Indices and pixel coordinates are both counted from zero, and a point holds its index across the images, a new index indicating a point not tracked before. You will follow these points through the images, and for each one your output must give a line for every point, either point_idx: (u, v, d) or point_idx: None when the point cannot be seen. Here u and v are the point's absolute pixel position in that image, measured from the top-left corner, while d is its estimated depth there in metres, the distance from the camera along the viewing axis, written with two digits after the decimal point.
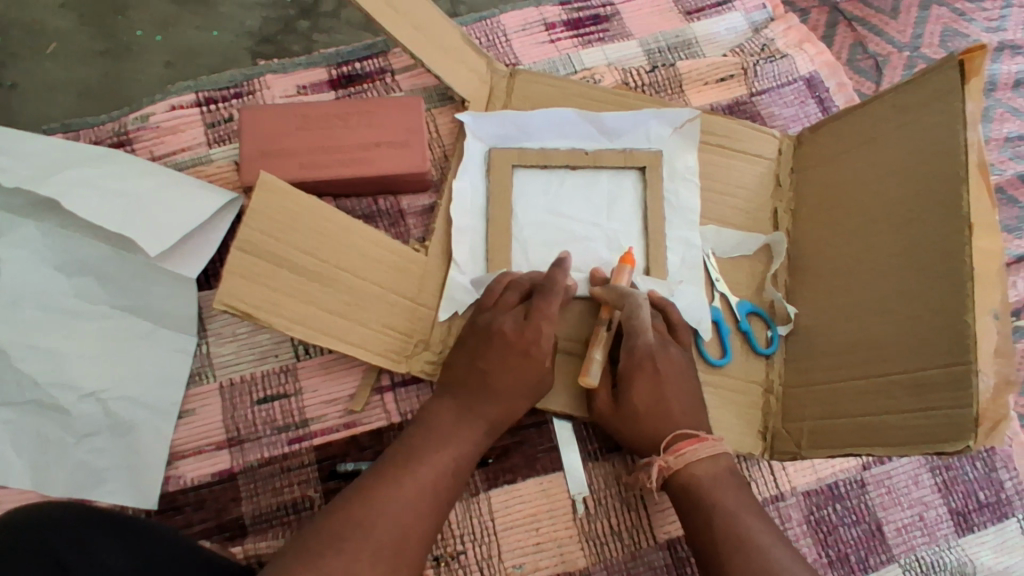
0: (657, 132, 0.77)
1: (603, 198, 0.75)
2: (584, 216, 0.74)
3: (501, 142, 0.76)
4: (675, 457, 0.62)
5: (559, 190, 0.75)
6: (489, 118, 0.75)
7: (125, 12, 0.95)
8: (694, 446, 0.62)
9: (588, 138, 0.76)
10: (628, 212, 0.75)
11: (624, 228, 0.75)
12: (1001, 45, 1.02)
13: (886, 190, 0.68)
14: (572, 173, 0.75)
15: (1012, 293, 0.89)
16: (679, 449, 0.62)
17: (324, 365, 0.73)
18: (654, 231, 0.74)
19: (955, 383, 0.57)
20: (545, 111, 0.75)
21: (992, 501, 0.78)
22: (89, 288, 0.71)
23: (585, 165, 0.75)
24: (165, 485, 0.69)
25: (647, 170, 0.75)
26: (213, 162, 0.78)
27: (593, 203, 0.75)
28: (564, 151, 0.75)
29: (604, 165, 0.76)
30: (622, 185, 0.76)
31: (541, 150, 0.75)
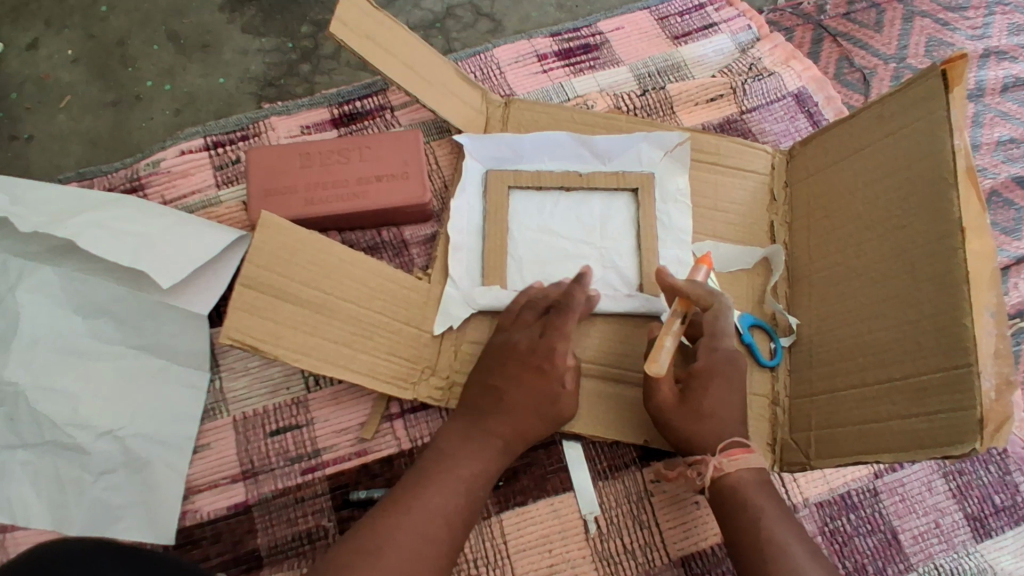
0: (648, 154, 0.79)
1: (597, 219, 0.78)
2: (579, 236, 0.77)
3: (499, 165, 0.79)
4: (728, 460, 0.62)
5: (554, 212, 0.78)
6: (487, 140, 0.78)
7: (135, 64, 0.99)
8: (747, 454, 0.63)
9: (580, 161, 0.79)
10: (621, 230, 0.78)
11: (618, 246, 0.77)
12: (987, 51, 1.03)
13: (877, 198, 0.69)
14: (568, 195, 0.78)
15: (1013, 295, 0.90)
16: (734, 453, 0.63)
17: (333, 395, 0.75)
18: (647, 247, 0.76)
19: (956, 386, 0.58)
20: (539, 135, 0.78)
21: (1009, 505, 0.77)
22: (105, 329, 0.74)
23: (579, 188, 0.78)
24: (182, 520, 0.70)
25: (640, 191, 0.78)
26: (223, 204, 0.81)
27: (588, 224, 0.78)
28: (559, 173, 0.78)
29: (599, 187, 0.78)
30: (616, 205, 0.78)
31: (537, 171, 0.78)
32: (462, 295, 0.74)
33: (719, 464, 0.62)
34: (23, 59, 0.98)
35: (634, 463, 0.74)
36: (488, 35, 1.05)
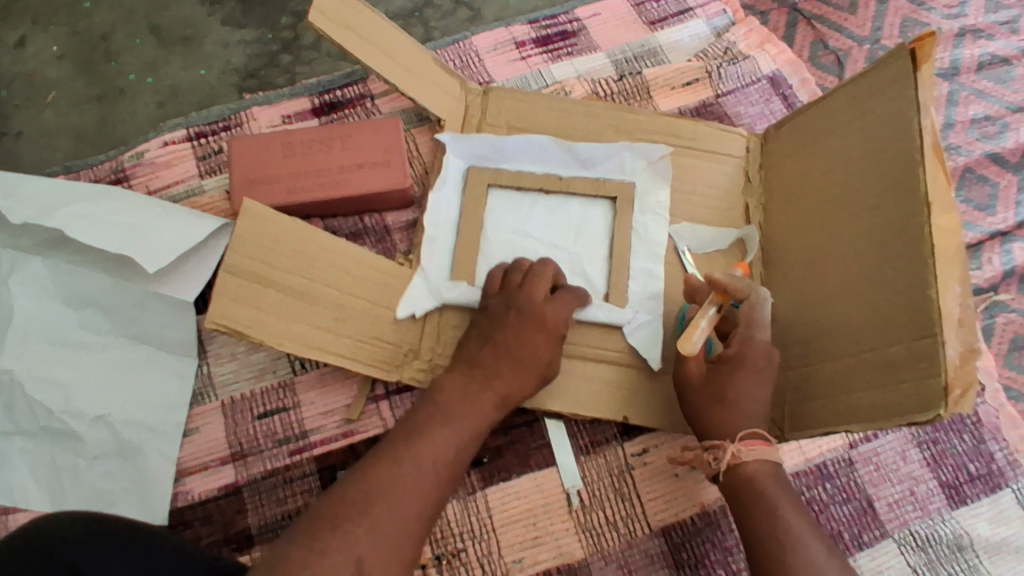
0: (632, 164, 0.80)
1: (574, 225, 0.79)
2: (552, 242, 0.78)
3: (479, 164, 0.79)
4: (747, 450, 0.62)
5: (530, 213, 0.79)
6: (467, 139, 0.79)
7: (117, 58, 1.00)
8: (765, 446, 0.63)
9: (562, 165, 0.80)
10: (597, 236, 0.79)
11: (591, 254, 0.78)
12: (962, 31, 1.05)
13: (848, 178, 0.71)
14: (547, 198, 0.79)
15: (987, 269, 0.92)
16: (753, 444, 0.63)
17: (319, 379, 0.76)
18: (624, 252, 0.78)
19: (922, 357, 0.59)
20: (522, 138, 0.78)
21: (983, 473, 0.79)
22: (94, 318, 0.75)
23: (559, 191, 0.79)
24: (174, 502, 0.71)
25: (620, 197, 0.79)
26: (206, 193, 0.82)
27: (564, 230, 0.79)
28: (540, 176, 0.79)
29: (577, 192, 0.79)
30: (594, 211, 0.79)
31: (517, 173, 0.79)
32: (428, 285, 0.74)
33: (737, 453, 0.62)
34: (8, 56, 0.99)
35: (615, 438, 0.76)
36: (467, 23, 1.06)
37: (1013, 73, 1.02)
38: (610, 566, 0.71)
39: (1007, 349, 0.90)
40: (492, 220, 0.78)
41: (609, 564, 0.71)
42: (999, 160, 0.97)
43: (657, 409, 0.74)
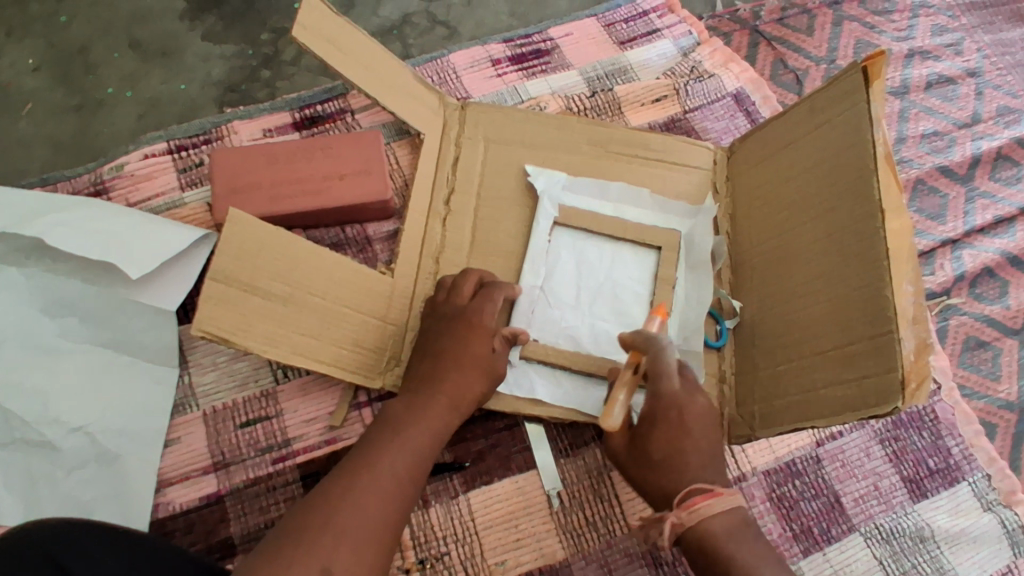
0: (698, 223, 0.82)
1: (599, 267, 0.81)
2: (571, 272, 0.80)
3: (575, 195, 0.82)
4: (689, 513, 0.59)
5: (571, 245, 0.81)
6: (556, 179, 0.82)
7: (94, 72, 1.00)
8: (710, 501, 0.59)
9: (637, 212, 0.83)
10: (618, 281, 0.80)
11: (598, 292, 0.80)
12: (911, 52, 1.12)
13: (808, 187, 0.75)
14: (596, 238, 0.82)
15: (939, 274, 0.97)
16: (693, 504, 0.59)
17: (302, 387, 0.77)
18: (627, 285, 0.80)
19: (880, 353, 0.63)
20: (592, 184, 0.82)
21: (942, 467, 0.83)
22: (73, 327, 0.75)
23: (607, 236, 0.82)
24: (154, 512, 0.71)
25: (661, 258, 0.81)
26: (187, 205, 0.83)
27: (587, 267, 0.81)
28: (608, 219, 0.82)
29: (627, 246, 0.82)
30: (631, 262, 0.81)
31: (596, 216, 0.82)
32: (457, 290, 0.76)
33: (680, 519, 0.59)
34: None
35: (594, 441, 0.78)
36: (444, 41, 1.09)
37: (958, 92, 1.09)
38: (590, 566, 0.73)
39: (960, 350, 0.95)
40: (538, 231, 0.80)
41: (590, 564, 0.73)
42: (948, 172, 1.03)
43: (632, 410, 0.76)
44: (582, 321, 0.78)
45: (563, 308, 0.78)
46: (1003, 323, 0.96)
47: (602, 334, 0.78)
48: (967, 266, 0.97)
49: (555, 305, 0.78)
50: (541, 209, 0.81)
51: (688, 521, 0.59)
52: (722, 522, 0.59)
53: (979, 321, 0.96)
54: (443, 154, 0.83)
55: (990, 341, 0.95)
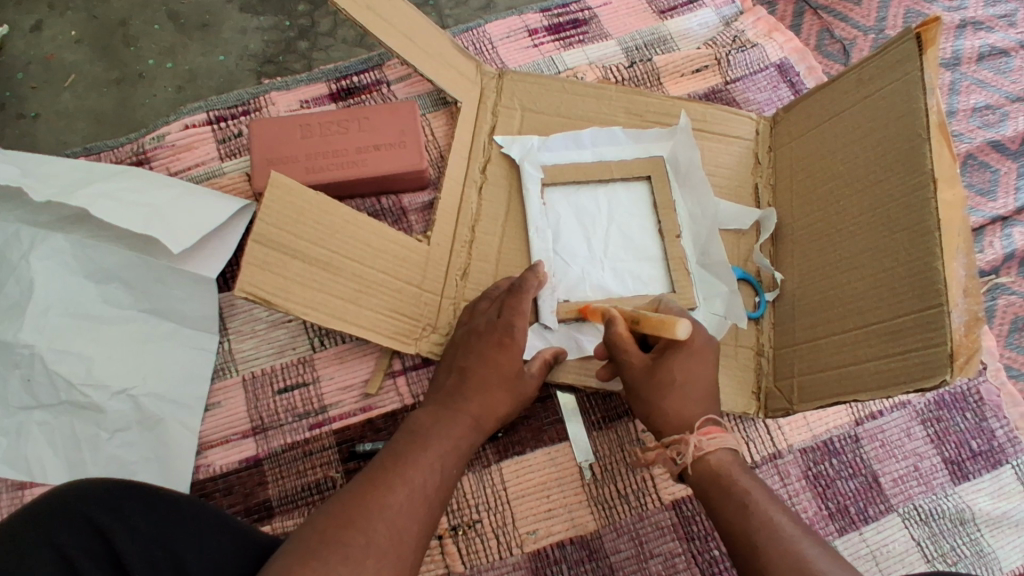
0: (686, 157, 0.81)
1: (600, 214, 0.80)
2: (576, 225, 0.80)
3: (549, 151, 0.81)
4: (707, 438, 0.59)
5: (568, 198, 0.81)
6: (553, 142, 0.81)
7: (135, 43, 1.01)
8: (726, 434, 0.60)
9: (625, 152, 0.82)
10: (621, 222, 0.80)
11: (607, 236, 0.80)
12: (964, 22, 1.07)
13: (854, 158, 0.72)
14: (587, 186, 0.81)
15: (987, 252, 0.94)
16: (711, 432, 0.59)
17: (339, 354, 0.78)
18: (631, 223, 0.80)
19: (928, 326, 0.61)
20: (562, 136, 0.82)
21: (986, 449, 0.81)
22: (116, 294, 0.76)
23: (595, 182, 0.81)
24: (196, 473, 0.73)
25: (653, 186, 0.80)
26: (226, 175, 0.84)
27: (588, 215, 0.80)
28: (592, 165, 0.81)
29: (617, 182, 0.81)
30: (627, 200, 0.81)
31: (577, 166, 0.81)
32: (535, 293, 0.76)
33: (698, 444, 0.59)
34: (26, 40, 1.01)
35: (627, 414, 0.78)
36: (480, 12, 1.08)
37: (1013, 64, 1.04)
38: (622, 538, 0.73)
39: (1007, 330, 0.92)
40: (530, 199, 0.79)
41: (621, 536, 0.73)
42: (1000, 147, 0.99)
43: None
44: (599, 269, 0.78)
45: (573, 265, 0.78)
46: None
47: (625, 276, 0.78)
48: (1017, 244, 0.94)
49: (570, 263, 0.78)
50: (526, 176, 0.80)
51: (703, 447, 0.59)
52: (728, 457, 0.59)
53: None
54: (480, 123, 0.83)
55: None
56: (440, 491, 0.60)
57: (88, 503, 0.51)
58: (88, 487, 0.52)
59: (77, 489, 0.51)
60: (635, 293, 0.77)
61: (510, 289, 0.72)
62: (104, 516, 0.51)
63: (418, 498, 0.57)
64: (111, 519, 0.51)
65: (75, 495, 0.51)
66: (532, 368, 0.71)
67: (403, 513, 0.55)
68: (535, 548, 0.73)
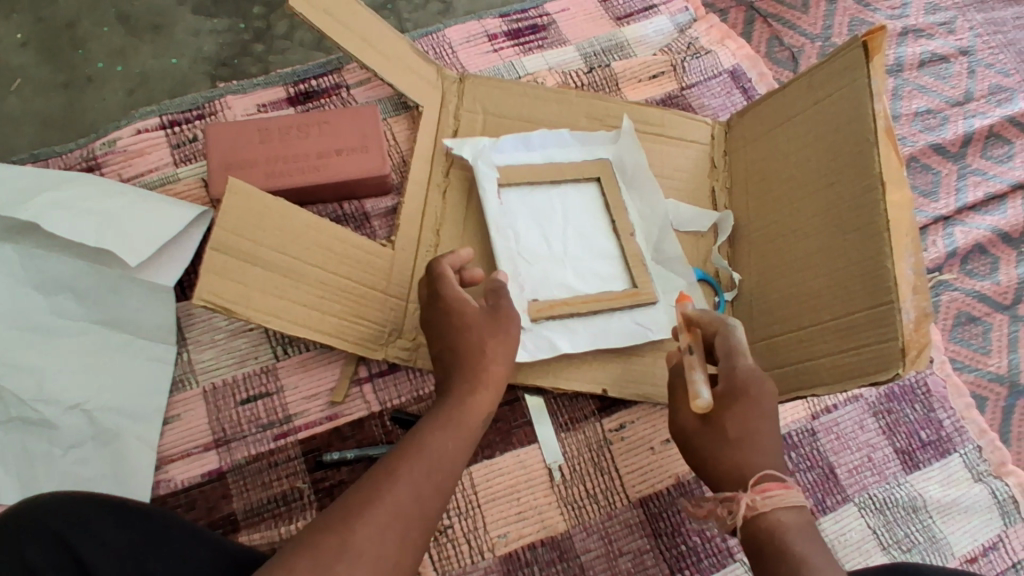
0: (631, 157, 0.83)
1: (556, 214, 0.81)
2: (535, 228, 0.80)
3: (501, 151, 0.81)
4: (763, 498, 0.52)
5: (523, 198, 0.81)
6: (506, 142, 0.81)
7: (83, 46, 0.98)
8: (789, 491, 0.53)
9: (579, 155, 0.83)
10: (577, 221, 0.81)
11: (565, 236, 0.80)
12: (905, 30, 1.12)
13: (806, 160, 0.75)
14: (540, 187, 0.81)
15: (932, 250, 0.98)
16: (769, 489, 0.53)
17: (302, 363, 0.77)
18: (585, 222, 0.81)
19: (881, 322, 0.64)
20: (512, 138, 0.81)
21: (934, 439, 0.85)
22: (69, 306, 0.73)
23: (547, 182, 0.82)
24: (156, 489, 0.71)
25: (604, 187, 0.82)
26: (181, 180, 0.82)
27: (546, 217, 0.80)
28: (542, 167, 0.82)
29: (566, 184, 0.82)
30: (582, 202, 0.82)
31: (530, 167, 0.81)
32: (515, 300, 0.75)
33: (753, 504, 0.53)
34: None
35: (594, 415, 0.79)
36: (439, 16, 1.07)
37: (951, 70, 1.09)
38: (592, 537, 0.74)
39: (951, 325, 0.96)
40: (488, 198, 0.78)
41: (591, 536, 0.74)
42: (941, 150, 1.04)
43: (636, 369, 0.78)
44: (561, 269, 0.79)
45: (537, 265, 0.78)
46: (993, 299, 0.97)
47: (590, 278, 0.79)
48: (958, 242, 0.99)
49: (534, 263, 0.78)
50: (481, 175, 0.79)
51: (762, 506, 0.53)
52: (796, 516, 0.52)
53: (971, 296, 0.97)
54: (442, 127, 0.83)
55: (982, 316, 0.97)
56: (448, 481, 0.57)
57: (61, 521, 0.49)
58: (53, 501, 0.50)
59: (43, 504, 0.50)
60: (601, 291, 0.78)
61: (475, 288, 0.71)
62: (71, 528, 0.49)
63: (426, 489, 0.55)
64: (79, 533, 0.49)
65: (39, 509, 0.49)
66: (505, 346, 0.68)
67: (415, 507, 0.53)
68: (506, 551, 0.73)
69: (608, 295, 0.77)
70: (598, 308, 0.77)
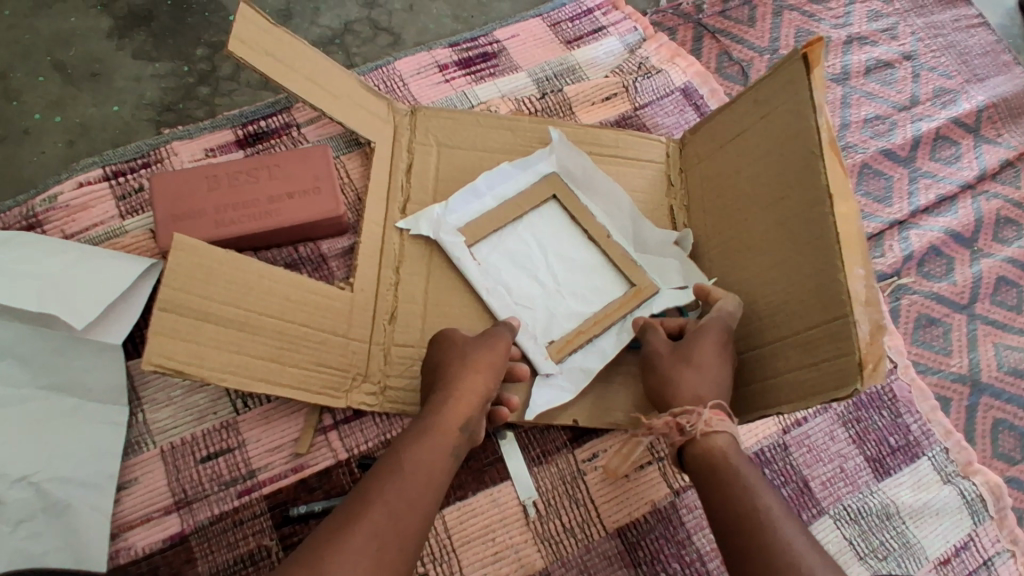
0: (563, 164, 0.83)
1: (531, 249, 0.81)
2: (517, 271, 0.80)
3: (455, 212, 0.80)
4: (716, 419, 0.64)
5: (496, 248, 0.81)
6: (458, 199, 0.80)
7: (19, 98, 0.95)
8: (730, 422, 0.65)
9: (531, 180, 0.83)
10: (552, 247, 0.82)
11: (549, 269, 0.81)
12: (849, 38, 1.14)
13: (756, 176, 0.75)
14: (507, 230, 0.82)
15: (889, 255, 1.00)
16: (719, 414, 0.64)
17: (264, 415, 0.75)
18: (562, 245, 0.82)
19: (838, 337, 0.64)
20: (460, 197, 0.80)
21: (902, 444, 0.86)
22: (9, 369, 0.70)
23: (512, 223, 0.82)
24: (116, 558, 0.68)
25: (563, 203, 0.83)
26: (128, 233, 0.79)
27: (523, 257, 0.81)
28: (497, 210, 0.81)
29: (530, 213, 0.82)
30: (548, 226, 0.82)
31: (487, 216, 0.81)
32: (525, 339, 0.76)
33: (710, 421, 0.63)
34: None
35: (566, 446, 0.78)
36: (387, 48, 1.06)
37: (896, 76, 1.11)
38: (570, 572, 0.73)
39: (913, 328, 0.97)
40: (466, 266, 0.78)
41: (570, 570, 0.73)
42: (891, 155, 1.06)
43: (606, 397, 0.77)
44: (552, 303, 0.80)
45: (537, 309, 0.79)
46: (951, 299, 0.99)
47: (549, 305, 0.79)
48: (914, 246, 1.00)
49: (533, 307, 0.79)
50: (449, 247, 0.78)
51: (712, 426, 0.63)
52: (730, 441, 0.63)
53: (930, 298, 0.99)
54: (395, 163, 0.81)
55: (941, 317, 0.98)
56: (423, 496, 0.58)
57: None
58: None
59: None
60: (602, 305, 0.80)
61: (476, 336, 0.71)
62: None
63: (400, 507, 0.56)
64: None
65: None
66: (495, 392, 0.69)
67: (389, 525, 0.54)
68: None
69: (610, 305, 0.79)
70: (610, 322, 0.78)
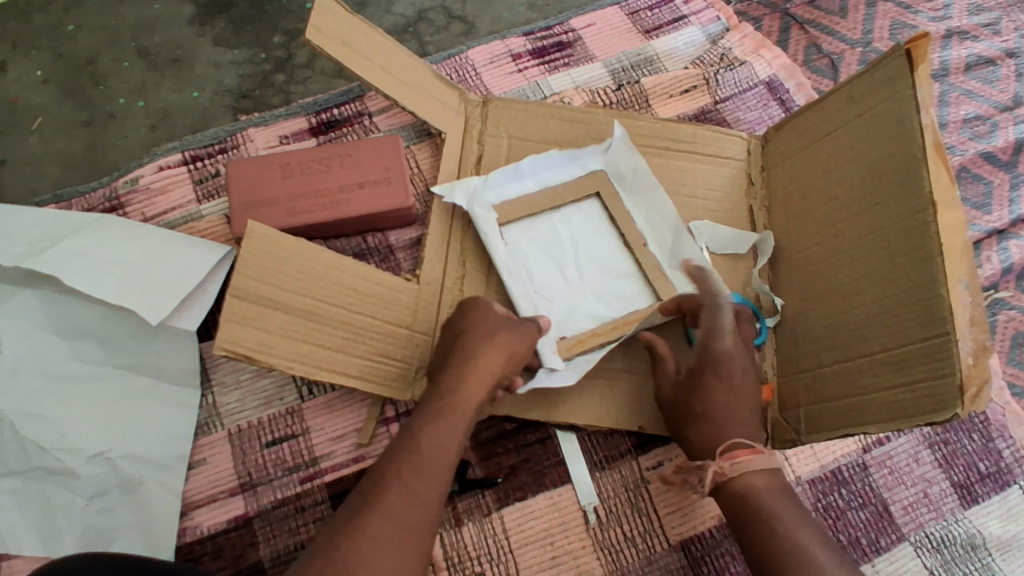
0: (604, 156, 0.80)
1: (564, 237, 0.78)
2: (547, 260, 0.77)
3: (493, 189, 0.77)
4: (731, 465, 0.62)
5: (526, 233, 0.77)
6: (499, 177, 0.77)
7: (105, 83, 0.98)
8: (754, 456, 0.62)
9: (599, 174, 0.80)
10: (588, 243, 0.78)
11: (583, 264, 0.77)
12: (950, 31, 1.06)
13: (849, 179, 0.71)
14: (541, 218, 0.78)
15: (986, 266, 0.93)
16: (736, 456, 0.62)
17: (327, 403, 0.75)
18: (596, 243, 0.78)
19: (934, 356, 0.59)
20: (501, 171, 0.77)
21: (993, 471, 0.80)
22: (89, 352, 0.73)
23: (549, 210, 0.78)
24: (182, 537, 0.69)
25: (605, 202, 0.79)
26: (204, 218, 0.81)
27: (555, 246, 0.77)
28: (536, 194, 0.78)
29: (570, 205, 0.79)
30: (587, 219, 0.79)
31: (519, 199, 0.77)
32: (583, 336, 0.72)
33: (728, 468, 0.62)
34: None
35: (630, 452, 0.76)
36: (461, 37, 1.05)
37: (1000, 73, 1.03)
38: None
39: (1009, 346, 0.90)
40: (492, 243, 0.75)
41: None
42: (992, 158, 0.98)
43: None
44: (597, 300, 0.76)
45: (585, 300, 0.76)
46: None
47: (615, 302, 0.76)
48: (1014, 257, 0.93)
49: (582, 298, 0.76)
50: (479, 221, 0.75)
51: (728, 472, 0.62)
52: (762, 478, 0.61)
53: None
54: (465, 154, 0.80)
55: None
56: None
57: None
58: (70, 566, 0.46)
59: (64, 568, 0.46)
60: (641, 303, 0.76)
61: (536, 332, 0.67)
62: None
63: None
64: None
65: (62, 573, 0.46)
66: None
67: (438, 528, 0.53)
68: None
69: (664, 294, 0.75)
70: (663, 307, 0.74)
